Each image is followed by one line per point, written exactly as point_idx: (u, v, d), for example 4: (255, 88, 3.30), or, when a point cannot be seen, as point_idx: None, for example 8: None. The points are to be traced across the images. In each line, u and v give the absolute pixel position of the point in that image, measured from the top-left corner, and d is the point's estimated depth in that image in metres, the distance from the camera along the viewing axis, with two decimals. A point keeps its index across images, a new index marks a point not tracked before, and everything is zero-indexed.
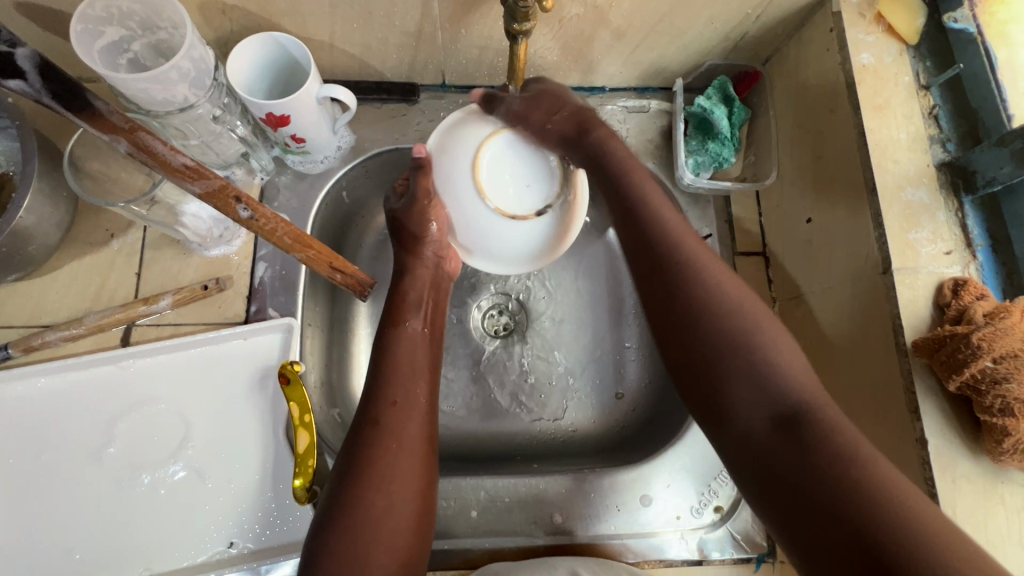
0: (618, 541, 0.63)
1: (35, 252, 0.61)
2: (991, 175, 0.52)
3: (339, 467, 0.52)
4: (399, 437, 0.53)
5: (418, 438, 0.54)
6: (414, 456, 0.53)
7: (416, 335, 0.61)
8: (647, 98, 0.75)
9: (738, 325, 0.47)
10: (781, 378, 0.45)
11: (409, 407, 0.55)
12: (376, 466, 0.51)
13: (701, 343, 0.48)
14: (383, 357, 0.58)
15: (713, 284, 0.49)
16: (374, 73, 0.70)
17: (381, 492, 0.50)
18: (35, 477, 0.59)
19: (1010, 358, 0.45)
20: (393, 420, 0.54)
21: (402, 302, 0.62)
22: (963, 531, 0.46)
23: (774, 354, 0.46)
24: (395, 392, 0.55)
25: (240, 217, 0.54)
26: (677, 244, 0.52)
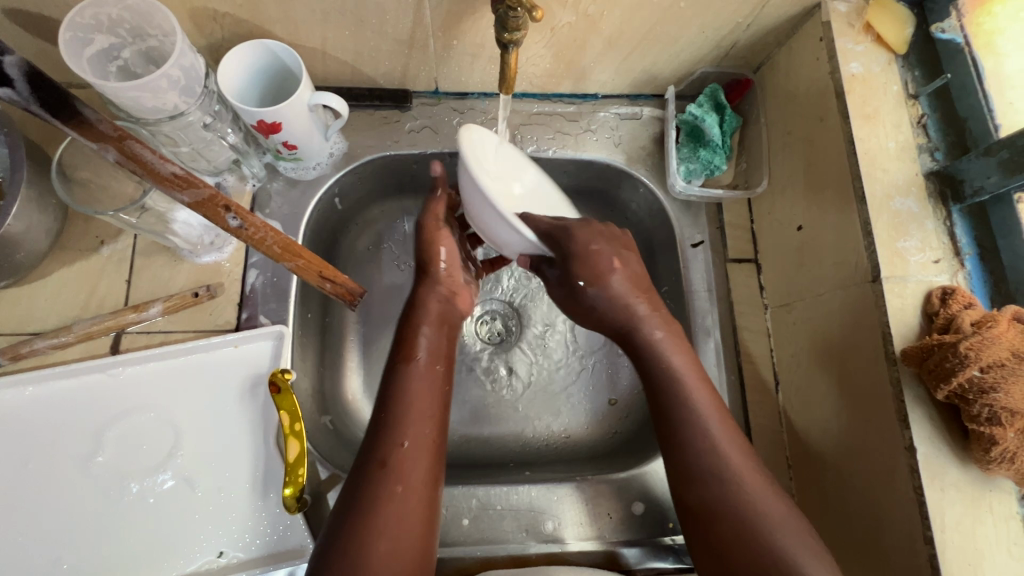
0: (609, 549, 0.63)
1: (24, 259, 0.61)
2: (978, 185, 0.53)
3: (337, 515, 0.48)
4: (411, 439, 0.51)
5: (425, 478, 0.50)
6: (422, 496, 0.49)
7: (426, 373, 0.56)
8: (639, 106, 0.76)
9: (707, 430, 0.51)
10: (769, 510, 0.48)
11: (421, 409, 0.54)
12: (392, 465, 0.50)
13: (718, 511, 0.49)
14: (388, 395, 0.54)
15: (724, 465, 0.50)
16: (366, 80, 0.70)
17: (393, 490, 0.48)
18: (22, 486, 0.58)
19: (997, 368, 0.45)
20: (400, 462, 0.50)
21: (411, 338, 0.58)
22: (952, 539, 0.47)
23: (765, 511, 0.47)
24: (402, 434, 0.51)
25: (229, 226, 0.53)
26: (698, 418, 0.52)
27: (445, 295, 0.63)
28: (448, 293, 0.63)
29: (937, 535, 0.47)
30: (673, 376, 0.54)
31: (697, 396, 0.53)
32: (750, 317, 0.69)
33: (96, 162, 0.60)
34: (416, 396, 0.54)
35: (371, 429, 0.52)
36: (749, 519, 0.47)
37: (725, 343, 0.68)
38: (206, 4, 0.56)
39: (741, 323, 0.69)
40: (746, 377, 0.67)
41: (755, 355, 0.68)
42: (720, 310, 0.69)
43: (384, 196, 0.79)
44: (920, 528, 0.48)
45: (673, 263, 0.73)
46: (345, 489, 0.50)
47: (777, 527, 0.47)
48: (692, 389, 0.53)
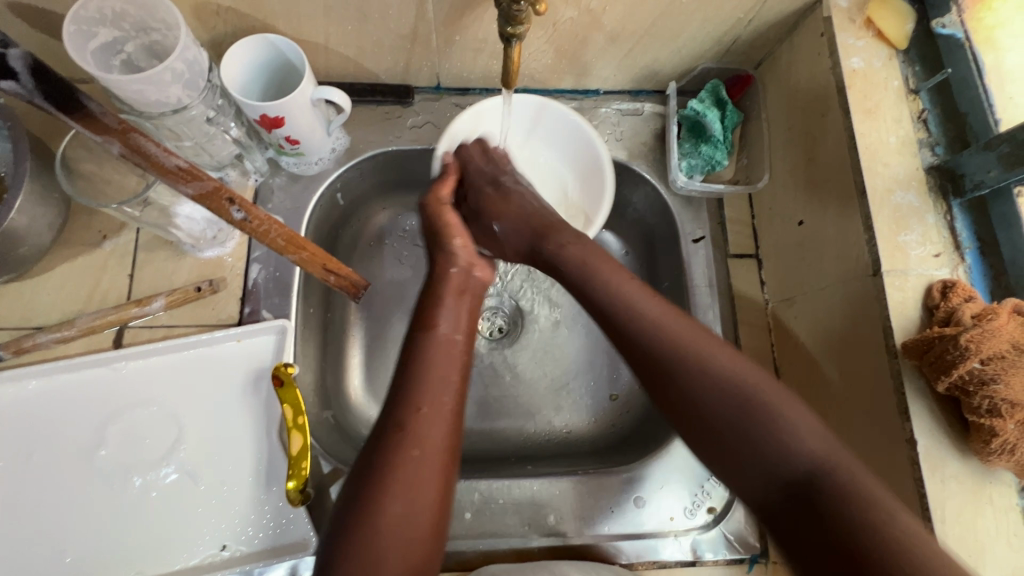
0: (611, 543, 0.63)
1: (27, 253, 0.61)
2: (978, 179, 0.53)
3: (356, 472, 0.48)
4: (427, 438, 0.48)
5: (440, 447, 0.49)
6: (435, 464, 0.48)
7: (448, 338, 0.54)
8: (640, 101, 0.76)
9: (629, 303, 0.52)
10: (725, 367, 0.47)
11: (437, 403, 0.50)
12: (405, 463, 0.47)
13: (669, 369, 0.48)
14: (411, 356, 0.53)
15: (727, 376, 0.47)
16: (369, 75, 0.71)
17: (405, 494, 0.46)
18: (25, 480, 0.58)
19: (998, 360, 0.46)
20: (417, 426, 0.49)
21: (434, 307, 0.57)
22: (952, 531, 0.47)
23: (784, 411, 0.45)
24: (420, 398, 0.50)
25: (233, 219, 0.53)
26: (690, 346, 0.49)
27: (465, 271, 0.60)
28: (465, 265, 0.60)
29: (937, 526, 0.47)
30: (646, 310, 0.51)
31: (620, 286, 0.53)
32: (751, 312, 0.69)
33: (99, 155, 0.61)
34: (438, 356, 0.53)
35: (389, 393, 0.51)
36: (713, 382, 0.47)
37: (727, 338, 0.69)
38: None
39: (742, 318, 0.69)
40: None
41: (756, 349, 0.68)
42: (721, 305, 0.70)
43: (387, 192, 0.80)
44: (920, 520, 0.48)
45: (675, 259, 0.73)
46: (364, 449, 0.50)
47: (741, 375, 0.47)
48: (668, 319, 0.50)
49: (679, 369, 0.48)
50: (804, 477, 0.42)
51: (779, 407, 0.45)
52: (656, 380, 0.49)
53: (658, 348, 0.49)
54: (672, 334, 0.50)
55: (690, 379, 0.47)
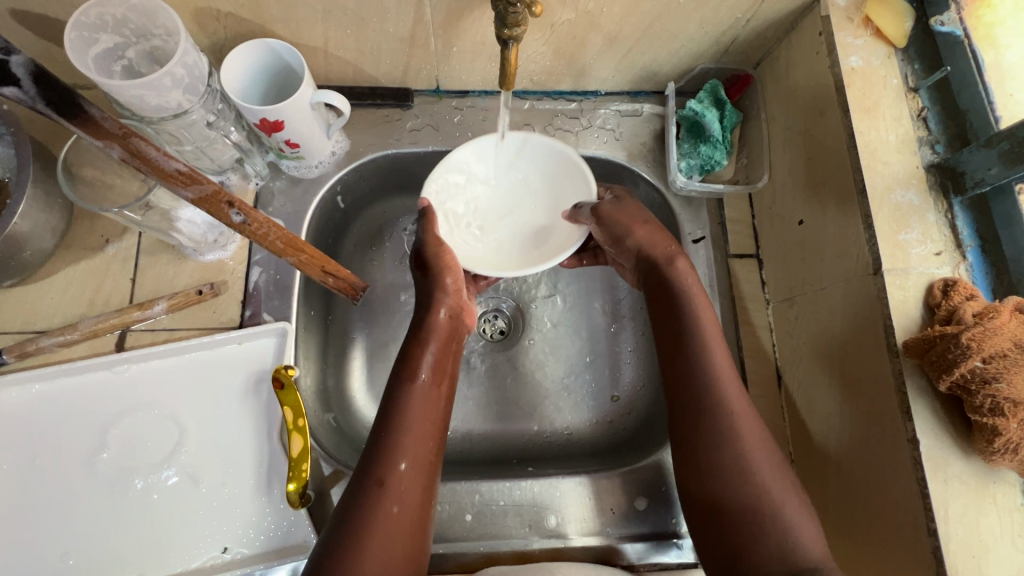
0: (612, 544, 0.63)
1: (30, 257, 0.62)
2: (979, 177, 0.53)
3: (331, 529, 0.49)
4: (402, 501, 0.50)
5: (417, 504, 0.51)
6: (412, 523, 0.50)
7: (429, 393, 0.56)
8: (639, 102, 0.76)
9: (698, 379, 0.55)
10: (761, 468, 0.51)
11: (413, 465, 0.52)
12: (379, 526, 0.48)
13: (717, 448, 0.52)
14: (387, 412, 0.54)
15: (760, 466, 0.51)
16: (368, 79, 0.71)
17: (376, 555, 0.47)
18: (28, 482, 0.59)
19: (999, 358, 0.46)
20: (395, 484, 0.50)
21: (417, 355, 0.58)
22: (956, 532, 0.46)
23: (798, 527, 0.49)
24: (401, 454, 0.52)
25: (232, 222, 0.54)
26: (734, 440, 0.52)
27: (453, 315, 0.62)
28: (455, 310, 0.62)
29: (941, 527, 0.46)
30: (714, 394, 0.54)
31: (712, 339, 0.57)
32: (752, 312, 0.69)
33: (100, 163, 0.61)
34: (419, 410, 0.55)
35: (371, 443, 0.53)
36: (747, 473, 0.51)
37: (728, 339, 0.68)
38: (209, 3, 0.56)
39: (743, 318, 0.69)
40: (749, 372, 0.67)
41: (757, 350, 0.68)
42: (722, 305, 0.69)
43: (388, 194, 0.80)
44: (924, 519, 0.47)
45: None
46: (340, 504, 0.50)
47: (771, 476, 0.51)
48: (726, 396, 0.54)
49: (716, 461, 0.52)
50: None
51: (793, 508, 0.50)
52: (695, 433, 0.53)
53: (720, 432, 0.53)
54: (722, 388, 0.54)
55: (723, 464, 0.51)
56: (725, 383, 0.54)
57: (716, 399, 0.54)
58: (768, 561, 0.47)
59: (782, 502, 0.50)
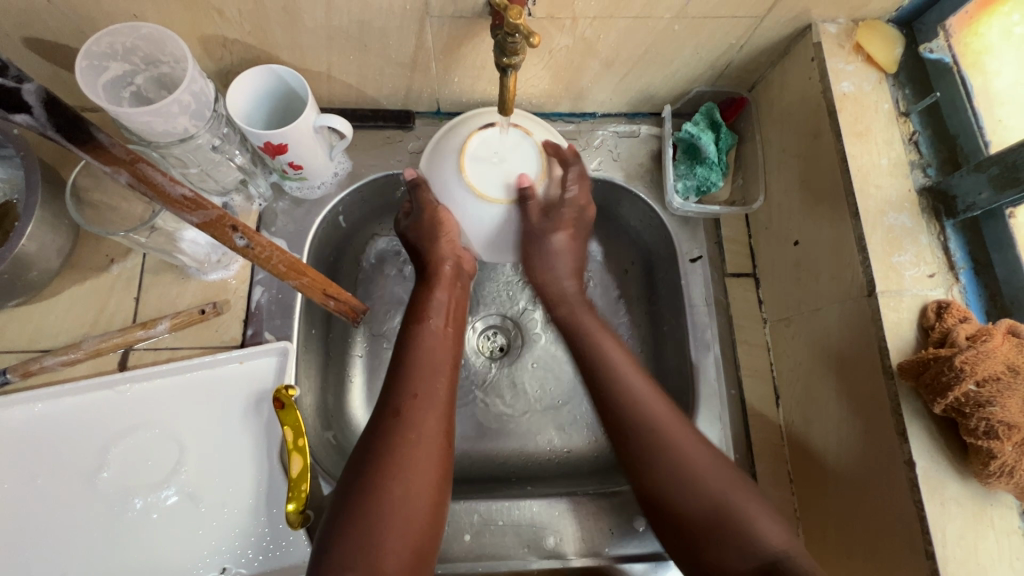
0: (610, 565, 0.63)
1: (36, 277, 0.63)
2: (970, 201, 0.53)
3: (356, 457, 0.54)
4: (418, 429, 0.55)
5: (438, 433, 0.56)
6: (434, 452, 0.55)
7: (434, 333, 0.63)
8: (637, 124, 0.77)
9: (620, 386, 0.60)
10: (698, 467, 0.55)
11: (429, 399, 0.57)
12: (399, 451, 0.53)
13: (647, 448, 0.57)
14: (381, 457, 0.53)
15: (693, 462, 0.55)
16: (370, 102, 0.72)
17: (399, 480, 0.52)
18: (28, 501, 0.59)
19: (993, 381, 0.46)
20: (413, 411, 0.56)
21: (427, 300, 0.65)
22: (954, 555, 0.46)
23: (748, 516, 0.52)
24: (417, 386, 0.58)
25: (236, 245, 0.54)
26: (675, 444, 0.56)
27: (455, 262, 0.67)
28: (457, 261, 0.67)
29: (939, 550, 0.46)
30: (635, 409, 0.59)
31: (608, 347, 0.64)
32: (748, 331, 0.70)
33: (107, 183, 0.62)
34: (415, 451, 0.54)
35: (388, 381, 0.59)
36: (683, 470, 0.55)
37: (725, 358, 0.69)
38: (216, 31, 0.58)
39: (740, 337, 0.70)
40: (746, 391, 0.67)
41: (755, 369, 0.68)
42: (719, 323, 0.70)
43: (390, 213, 0.81)
44: (922, 543, 0.47)
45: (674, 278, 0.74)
46: (365, 433, 0.56)
47: (705, 469, 0.55)
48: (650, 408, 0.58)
49: (663, 468, 0.55)
50: (764, 563, 0.50)
51: (752, 507, 0.53)
52: (623, 432, 0.58)
53: (647, 437, 0.57)
54: (629, 392, 0.59)
55: (657, 465, 0.56)
56: (631, 386, 0.60)
57: (629, 403, 0.59)
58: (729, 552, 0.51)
59: (725, 491, 0.53)
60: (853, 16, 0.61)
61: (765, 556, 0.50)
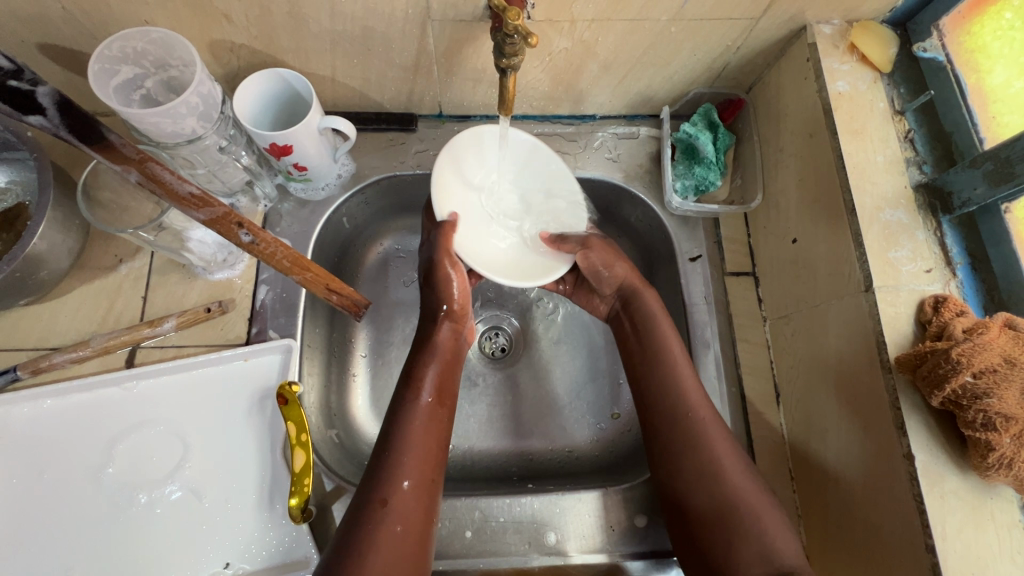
0: (612, 561, 0.62)
1: (47, 277, 0.64)
2: (966, 196, 0.54)
3: (336, 548, 0.50)
4: (403, 520, 0.51)
5: (421, 521, 0.52)
6: (415, 538, 0.51)
7: (431, 411, 0.58)
8: (636, 125, 0.79)
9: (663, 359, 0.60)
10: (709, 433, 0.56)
11: (416, 484, 0.53)
12: (379, 545, 0.49)
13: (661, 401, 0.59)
14: (361, 548, 0.49)
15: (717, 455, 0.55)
16: (373, 105, 0.74)
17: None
18: (35, 495, 0.60)
19: (990, 373, 0.45)
20: (400, 501, 0.52)
21: (419, 374, 0.60)
22: (954, 548, 0.46)
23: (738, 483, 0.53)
24: (404, 471, 0.53)
25: (241, 241, 0.55)
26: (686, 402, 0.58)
27: (454, 333, 0.65)
28: (456, 328, 0.66)
29: (939, 543, 0.46)
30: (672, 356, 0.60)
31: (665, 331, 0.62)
32: (748, 329, 0.70)
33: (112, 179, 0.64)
34: (391, 549, 0.49)
35: (373, 464, 0.54)
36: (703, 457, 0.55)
37: (725, 355, 0.69)
38: (224, 36, 0.60)
39: (740, 335, 0.70)
40: (747, 389, 0.68)
41: (757, 367, 0.68)
42: (719, 322, 0.71)
43: (393, 215, 0.83)
44: (922, 536, 0.47)
45: (673, 278, 0.75)
46: (344, 524, 0.51)
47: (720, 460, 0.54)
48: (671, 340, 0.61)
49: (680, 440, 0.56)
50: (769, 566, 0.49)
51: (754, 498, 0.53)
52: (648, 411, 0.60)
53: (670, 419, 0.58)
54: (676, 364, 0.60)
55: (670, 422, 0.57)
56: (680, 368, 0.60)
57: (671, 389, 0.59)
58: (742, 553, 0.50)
59: (740, 487, 0.53)
60: (847, 17, 0.62)
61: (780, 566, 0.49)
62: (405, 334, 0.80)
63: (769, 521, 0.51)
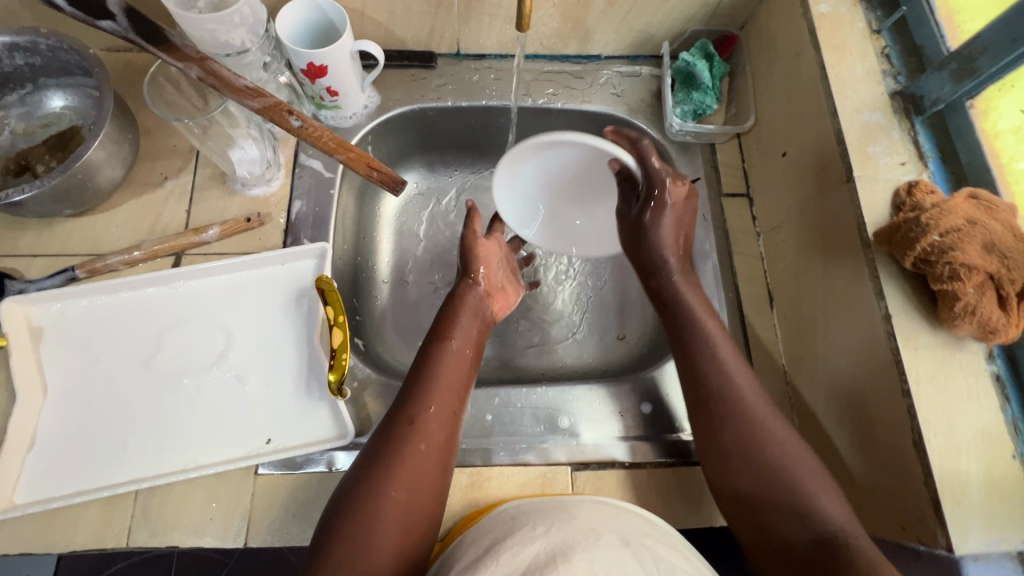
0: (620, 442, 0.67)
1: (100, 188, 0.70)
2: (935, 96, 0.60)
3: (367, 455, 0.56)
4: (427, 441, 0.56)
5: (443, 445, 0.57)
6: (437, 459, 0.56)
7: (459, 353, 0.64)
8: (638, 65, 0.86)
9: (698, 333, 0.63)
10: (750, 408, 0.58)
11: (440, 414, 0.58)
12: (405, 456, 0.54)
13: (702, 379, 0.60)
14: (388, 457, 0.54)
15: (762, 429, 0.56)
16: (397, 42, 0.81)
17: (402, 488, 0.53)
18: (90, 379, 0.65)
19: (954, 233, 0.52)
20: (425, 424, 0.57)
21: (451, 320, 0.66)
22: (927, 390, 0.52)
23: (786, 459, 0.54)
24: (431, 400, 0.59)
25: (293, 126, 0.60)
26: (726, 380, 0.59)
27: (482, 298, 0.70)
28: (485, 293, 0.71)
29: (914, 387, 0.52)
30: (722, 370, 0.60)
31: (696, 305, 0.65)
32: (742, 242, 0.76)
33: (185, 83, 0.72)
34: (390, 538, 0.51)
35: (404, 393, 0.60)
36: (751, 431, 0.56)
37: (722, 266, 0.75)
38: None
39: (736, 248, 0.76)
40: (742, 294, 0.74)
41: (751, 275, 0.75)
42: (716, 236, 0.77)
43: (413, 151, 0.89)
44: (898, 383, 0.53)
45: None
46: (374, 439, 0.57)
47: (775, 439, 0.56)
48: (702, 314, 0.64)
49: (722, 417, 0.58)
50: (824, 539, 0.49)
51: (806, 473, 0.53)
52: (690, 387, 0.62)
53: (711, 394, 0.59)
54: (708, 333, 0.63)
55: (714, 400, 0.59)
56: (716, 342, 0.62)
57: (711, 360, 0.61)
58: (791, 532, 0.51)
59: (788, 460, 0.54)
60: None
61: (826, 532, 0.50)
62: (422, 265, 0.88)
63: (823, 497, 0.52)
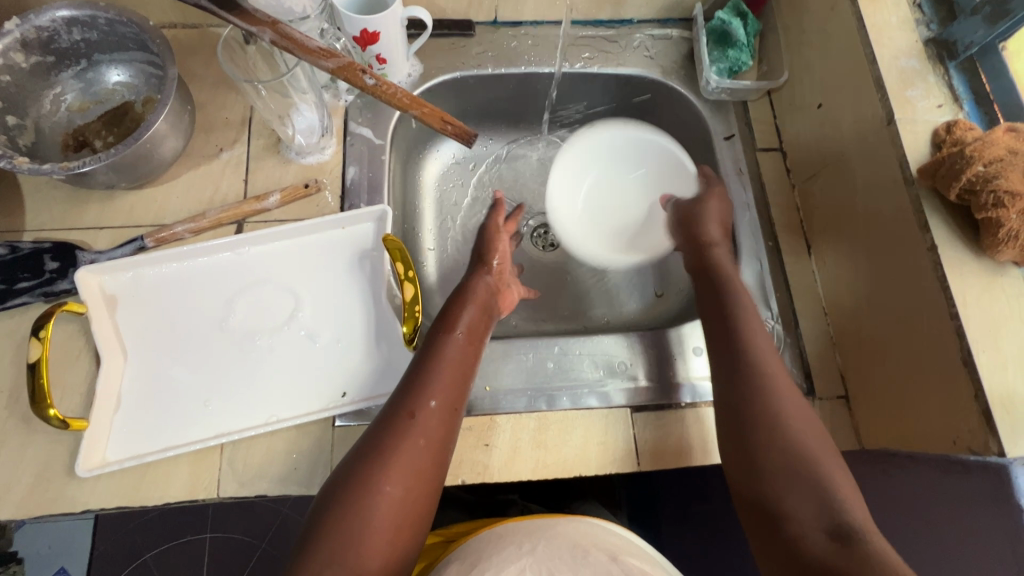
0: (675, 385, 0.71)
1: (161, 159, 0.72)
2: (968, 41, 0.64)
3: (364, 446, 0.55)
4: (427, 435, 0.56)
5: (441, 439, 0.57)
6: (435, 452, 0.56)
7: (459, 344, 0.64)
8: (669, 28, 0.88)
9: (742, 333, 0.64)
10: (793, 413, 0.57)
11: (440, 408, 0.58)
12: (401, 450, 0.54)
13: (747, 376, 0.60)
14: (386, 450, 0.54)
15: (790, 426, 0.56)
16: (437, 11, 0.83)
17: (397, 482, 0.53)
18: (166, 341, 0.67)
19: (997, 163, 0.55)
20: (424, 418, 0.57)
21: (457, 312, 0.67)
22: (973, 311, 0.56)
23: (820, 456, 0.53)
24: (431, 394, 0.59)
25: (366, 84, 0.64)
26: (767, 380, 0.59)
27: (492, 285, 0.73)
28: (493, 287, 0.72)
29: (961, 309, 0.56)
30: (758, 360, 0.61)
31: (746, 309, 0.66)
32: (779, 194, 0.80)
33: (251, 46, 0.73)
34: (383, 537, 0.50)
35: (405, 384, 0.60)
36: (780, 423, 0.56)
37: (761, 217, 0.79)
38: None
39: (773, 199, 0.80)
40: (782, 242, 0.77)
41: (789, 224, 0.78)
42: (754, 189, 0.80)
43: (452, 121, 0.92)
44: (946, 307, 0.57)
45: (709, 157, 0.84)
46: (373, 430, 0.57)
47: (801, 433, 0.56)
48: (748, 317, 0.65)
49: (759, 410, 0.57)
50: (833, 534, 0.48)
51: (837, 482, 0.52)
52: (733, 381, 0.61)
53: (753, 386, 0.59)
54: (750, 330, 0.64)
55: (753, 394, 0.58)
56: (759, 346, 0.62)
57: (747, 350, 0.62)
58: (807, 529, 0.50)
59: (816, 458, 0.54)
60: None
61: (841, 525, 0.48)
62: (463, 231, 0.90)
63: (847, 497, 0.51)
